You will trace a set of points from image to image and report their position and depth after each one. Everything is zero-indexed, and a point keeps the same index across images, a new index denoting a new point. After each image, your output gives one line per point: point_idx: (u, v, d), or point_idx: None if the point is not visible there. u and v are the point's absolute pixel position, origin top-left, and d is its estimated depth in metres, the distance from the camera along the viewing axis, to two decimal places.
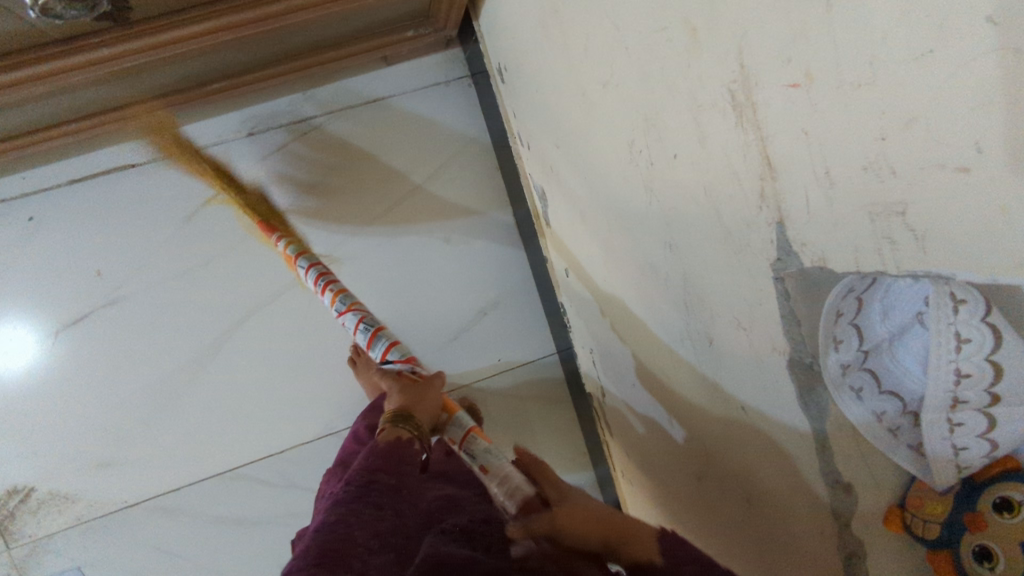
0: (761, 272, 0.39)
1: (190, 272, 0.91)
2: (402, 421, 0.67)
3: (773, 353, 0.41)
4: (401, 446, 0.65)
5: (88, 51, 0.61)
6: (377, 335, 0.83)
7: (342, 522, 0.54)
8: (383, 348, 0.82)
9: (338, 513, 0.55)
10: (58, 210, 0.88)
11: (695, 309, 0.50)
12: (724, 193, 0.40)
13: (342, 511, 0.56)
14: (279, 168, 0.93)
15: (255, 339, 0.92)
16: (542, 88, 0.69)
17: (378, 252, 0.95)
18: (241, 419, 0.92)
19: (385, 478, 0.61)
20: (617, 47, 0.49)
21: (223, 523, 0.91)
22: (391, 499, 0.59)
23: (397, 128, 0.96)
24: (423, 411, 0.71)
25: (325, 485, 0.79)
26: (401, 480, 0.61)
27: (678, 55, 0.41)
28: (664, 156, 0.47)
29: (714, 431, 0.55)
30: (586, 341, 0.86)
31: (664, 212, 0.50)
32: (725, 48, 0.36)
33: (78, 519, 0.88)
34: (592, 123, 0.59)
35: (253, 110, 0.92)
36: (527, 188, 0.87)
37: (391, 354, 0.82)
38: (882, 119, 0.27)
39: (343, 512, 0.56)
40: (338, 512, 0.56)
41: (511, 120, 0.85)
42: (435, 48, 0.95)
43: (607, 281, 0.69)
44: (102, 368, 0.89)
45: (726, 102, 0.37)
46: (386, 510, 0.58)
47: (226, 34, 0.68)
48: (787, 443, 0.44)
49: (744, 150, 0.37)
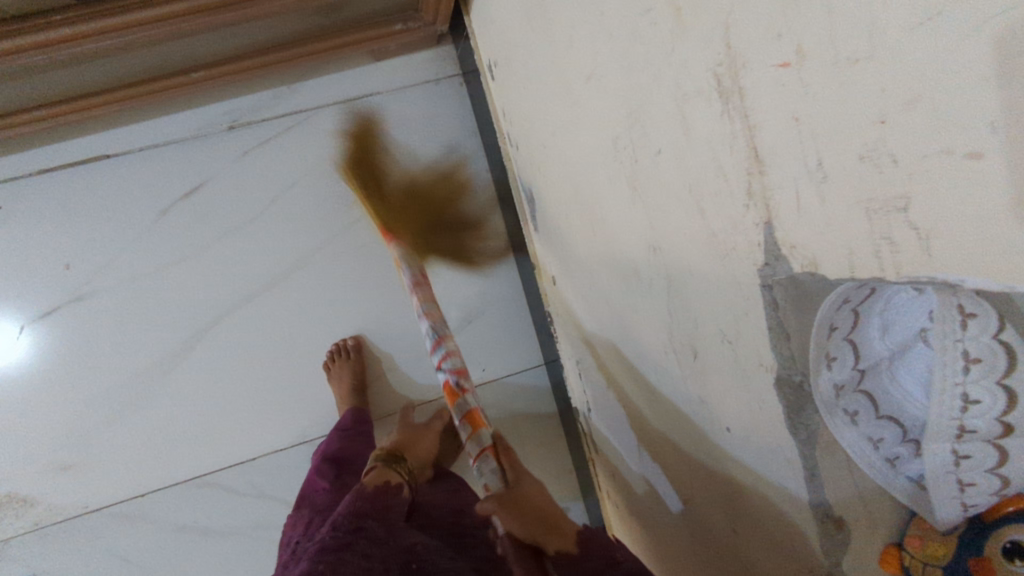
0: (748, 280, 0.36)
1: (163, 269, 0.88)
2: (394, 464, 0.71)
3: (761, 371, 0.37)
4: (389, 494, 0.67)
5: (50, 28, 0.61)
6: (439, 343, 0.73)
7: (334, 572, 0.56)
8: (439, 355, 0.71)
9: (327, 563, 0.57)
10: (29, 200, 0.85)
11: (679, 320, 0.46)
12: (710, 191, 0.37)
13: (332, 558, 0.58)
14: (261, 164, 0.90)
15: (228, 341, 0.89)
16: (529, 84, 0.65)
17: (360, 254, 0.92)
18: (210, 424, 0.88)
19: (373, 527, 0.62)
20: (600, 35, 0.45)
21: (187, 533, 0.87)
22: (378, 549, 0.60)
23: (385, 126, 0.93)
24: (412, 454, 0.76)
25: (288, 532, 0.75)
26: (389, 530, 0.63)
27: (662, 39, 0.37)
28: (648, 151, 0.43)
29: (698, 456, 0.51)
30: (572, 354, 0.82)
31: (648, 214, 0.46)
32: (710, 27, 0.32)
33: (36, 524, 0.84)
34: (576, 120, 0.55)
35: (236, 103, 0.89)
36: (516, 190, 0.83)
37: (446, 363, 0.71)
38: (882, 97, 0.23)
39: (332, 559, 0.58)
40: (328, 557, 0.58)
41: (500, 119, 0.81)
42: (427, 45, 0.92)
43: (592, 290, 0.65)
44: (68, 365, 0.86)
45: (711, 88, 0.34)
46: (373, 560, 0.59)
47: (195, 17, 0.66)
48: (774, 469, 0.40)
49: (730, 142, 0.33)
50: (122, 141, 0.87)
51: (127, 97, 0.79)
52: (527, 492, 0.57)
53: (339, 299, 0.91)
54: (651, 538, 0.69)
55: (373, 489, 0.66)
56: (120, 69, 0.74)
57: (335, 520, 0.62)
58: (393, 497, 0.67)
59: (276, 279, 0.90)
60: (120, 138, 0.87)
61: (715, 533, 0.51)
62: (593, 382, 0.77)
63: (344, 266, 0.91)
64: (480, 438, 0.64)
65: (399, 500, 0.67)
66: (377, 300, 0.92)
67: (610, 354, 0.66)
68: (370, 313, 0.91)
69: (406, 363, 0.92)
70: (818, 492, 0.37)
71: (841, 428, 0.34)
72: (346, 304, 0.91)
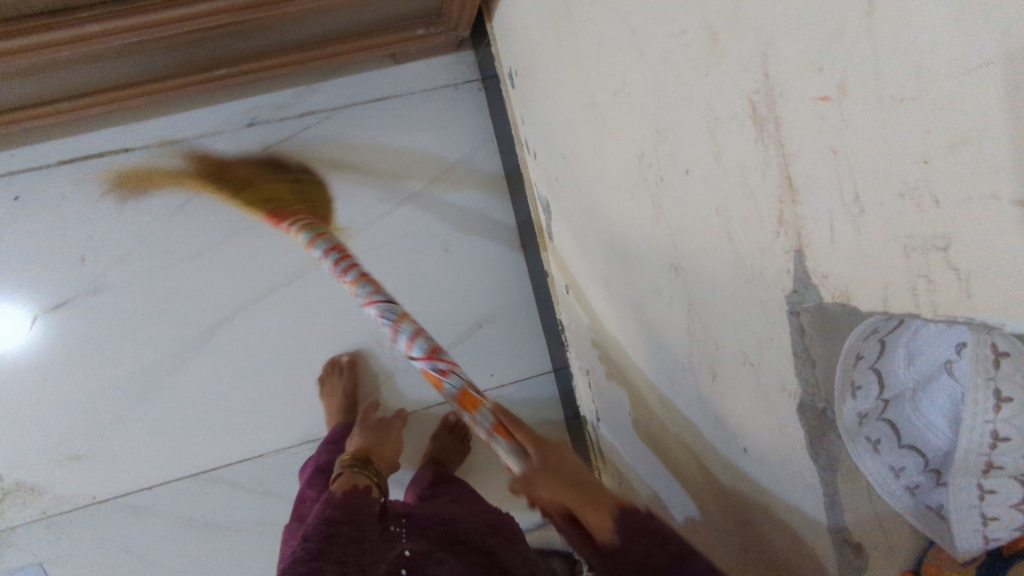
0: (773, 304, 0.36)
1: (177, 264, 0.88)
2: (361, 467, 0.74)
3: (783, 395, 0.38)
4: (359, 495, 0.69)
5: (75, 26, 0.61)
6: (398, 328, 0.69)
7: None
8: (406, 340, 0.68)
9: (302, 570, 0.58)
10: (45, 191, 0.85)
11: (698, 338, 0.46)
12: (738, 215, 0.37)
13: (307, 568, 0.59)
14: (278, 163, 0.90)
15: (239, 338, 0.89)
16: (551, 95, 0.66)
17: (373, 256, 0.92)
18: (218, 419, 0.88)
19: (345, 530, 0.64)
20: (630, 53, 0.46)
21: (191, 527, 0.88)
22: (352, 554, 0.62)
23: (402, 129, 0.93)
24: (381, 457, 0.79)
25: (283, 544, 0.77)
26: (361, 532, 0.65)
27: (695, 62, 0.37)
28: (675, 170, 0.43)
29: (711, 472, 0.52)
30: (582, 363, 0.83)
31: (671, 232, 0.46)
32: (748, 53, 0.32)
33: (43, 513, 0.85)
34: (601, 135, 0.55)
35: (255, 100, 0.89)
36: (531, 199, 0.83)
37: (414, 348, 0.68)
38: (926, 138, 0.23)
39: (308, 568, 0.59)
40: (305, 565, 0.59)
41: (518, 126, 0.82)
42: (447, 50, 0.92)
43: (608, 302, 0.65)
44: (81, 357, 0.86)
45: (746, 115, 0.34)
46: (347, 565, 0.60)
47: (222, 18, 0.67)
48: (789, 492, 0.41)
49: (762, 170, 0.34)
50: (140, 135, 0.88)
51: (151, 91, 0.79)
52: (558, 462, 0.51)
53: (351, 300, 0.91)
54: None
55: (341, 495, 0.68)
56: (146, 64, 0.74)
57: (308, 528, 0.64)
58: (363, 501, 0.69)
59: (289, 279, 0.90)
60: (139, 132, 0.88)
61: (725, 548, 0.52)
62: (604, 393, 0.77)
63: (356, 268, 0.92)
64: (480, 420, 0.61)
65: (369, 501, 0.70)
66: (388, 303, 0.92)
67: (624, 368, 0.67)
68: None
69: (415, 366, 0.93)
70: (837, 517, 0.37)
71: (863, 455, 0.34)
72: (358, 306, 0.91)
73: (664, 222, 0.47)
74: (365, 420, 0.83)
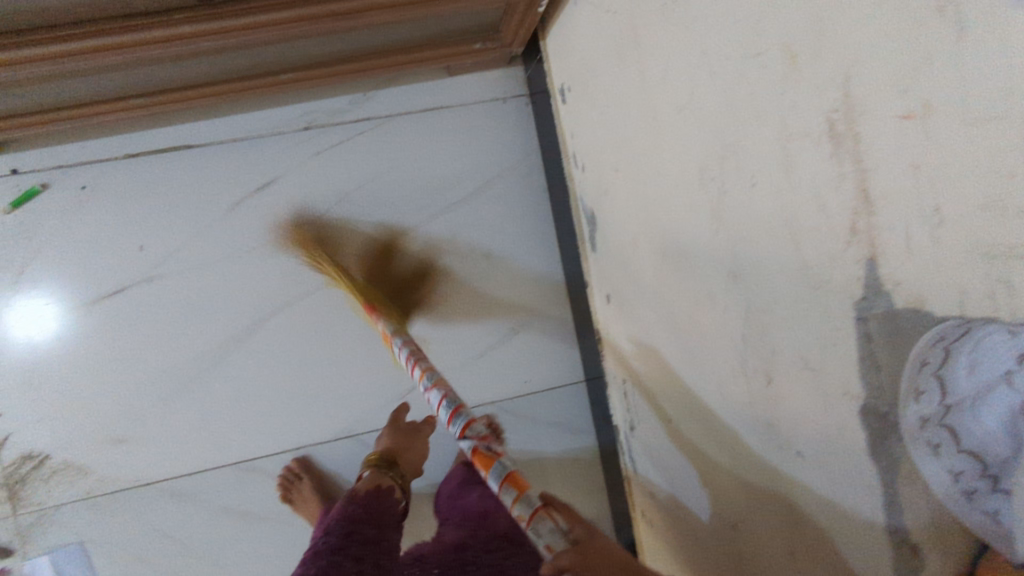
0: (840, 311, 0.38)
1: (230, 259, 0.91)
2: (387, 469, 0.76)
3: (845, 399, 0.39)
4: (382, 497, 0.70)
5: (167, 26, 0.64)
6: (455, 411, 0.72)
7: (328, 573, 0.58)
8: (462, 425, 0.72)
9: (320, 566, 0.59)
10: (110, 182, 0.89)
11: (753, 345, 0.48)
12: (807, 226, 0.39)
13: (325, 563, 0.60)
14: (330, 165, 0.93)
15: (284, 332, 0.92)
16: (607, 110, 0.69)
17: (419, 259, 0.95)
18: (260, 410, 0.91)
19: (365, 529, 0.65)
20: (698, 72, 0.48)
21: (229, 513, 0.91)
22: (370, 551, 0.63)
23: (450, 138, 0.95)
24: (408, 459, 0.80)
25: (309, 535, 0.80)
26: (381, 533, 0.66)
27: (770, 82, 0.40)
28: (740, 184, 0.46)
29: (755, 478, 0.53)
30: (618, 373, 0.84)
31: (732, 242, 0.48)
32: (828, 75, 0.35)
33: (88, 492, 0.87)
34: (662, 149, 0.57)
35: (311, 104, 0.92)
36: (575, 210, 0.86)
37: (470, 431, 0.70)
38: (1015, 155, 0.25)
39: (326, 563, 0.60)
40: (323, 561, 0.60)
41: (567, 139, 0.84)
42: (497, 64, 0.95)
43: (655, 312, 0.67)
44: (133, 344, 0.89)
45: (822, 132, 0.36)
46: (365, 562, 0.62)
47: (303, 24, 0.69)
48: (844, 494, 0.42)
49: (837, 184, 0.36)
50: (202, 133, 0.91)
51: (219, 92, 0.83)
52: (598, 544, 0.52)
53: (393, 301, 0.94)
54: (691, 558, 0.71)
55: (365, 494, 0.69)
56: (221, 66, 0.78)
57: (328, 524, 0.65)
58: (385, 502, 0.71)
59: (334, 277, 0.93)
60: (202, 130, 0.90)
61: (766, 553, 0.54)
62: (640, 400, 0.78)
63: (400, 271, 0.94)
64: (525, 496, 0.59)
65: (391, 502, 0.71)
66: (429, 307, 0.95)
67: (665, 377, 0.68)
68: (424, 317, 0.94)
69: (451, 368, 0.95)
70: (895, 517, 0.38)
71: (926, 456, 0.34)
72: (399, 307, 0.94)
73: (727, 233, 0.49)
74: (394, 422, 0.85)
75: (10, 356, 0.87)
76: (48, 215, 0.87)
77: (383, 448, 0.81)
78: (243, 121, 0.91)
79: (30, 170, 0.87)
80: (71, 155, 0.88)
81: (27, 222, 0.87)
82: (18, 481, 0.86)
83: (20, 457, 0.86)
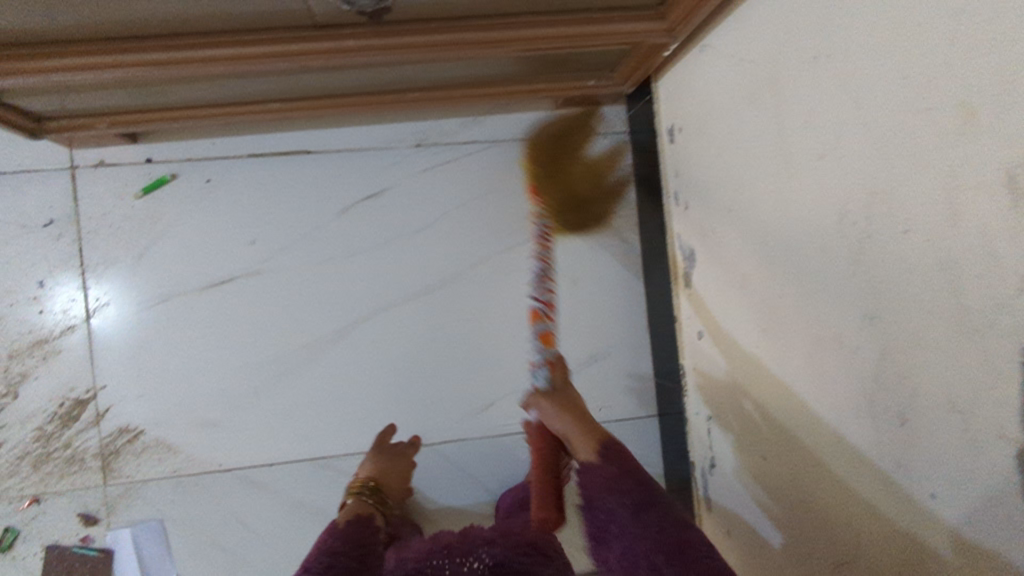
0: (1000, 355, 0.39)
1: (332, 263, 0.94)
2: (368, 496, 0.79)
3: (999, 442, 0.40)
4: (363, 522, 0.72)
5: (337, 39, 0.65)
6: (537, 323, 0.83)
7: None
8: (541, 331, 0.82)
9: None
10: (236, 177, 0.92)
11: (889, 386, 0.49)
12: (969, 272, 0.41)
13: None
14: (437, 182, 0.96)
15: (374, 336, 0.95)
16: (728, 153, 0.72)
17: (511, 279, 0.98)
18: (345, 409, 0.94)
19: (347, 559, 0.65)
20: (849, 121, 0.51)
21: (302, 509, 0.92)
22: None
23: (550, 166, 0.99)
24: (388, 484, 0.84)
25: None
26: (363, 560, 0.66)
27: (939, 136, 0.42)
28: (890, 229, 0.48)
29: (873, 519, 0.54)
30: (704, 409, 0.85)
31: (872, 284, 0.50)
32: (1012, 132, 0.37)
33: (174, 472, 0.90)
34: (795, 194, 0.60)
35: (425, 124, 0.96)
36: (671, 246, 0.89)
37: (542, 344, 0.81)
38: None
39: None
40: None
41: (669, 178, 0.87)
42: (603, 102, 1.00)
43: (766, 350, 0.68)
44: (231, 335, 0.92)
45: (998, 185, 0.39)
46: None
47: (459, 50, 0.69)
48: (981, 538, 0.43)
49: (1011, 233, 0.38)
50: (322, 141, 0.94)
51: (344, 104, 0.86)
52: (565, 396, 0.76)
53: (481, 317, 0.97)
54: None
55: (346, 522, 0.71)
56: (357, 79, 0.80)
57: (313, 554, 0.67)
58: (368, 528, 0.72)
59: (427, 289, 0.96)
60: (323, 138, 0.94)
61: None
62: (730, 437, 0.79)
63: (489, 288, 0.97)
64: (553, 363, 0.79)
65: (375, 527, 0.73)
66: (514, 326, 0.97)
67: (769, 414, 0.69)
68: (509, 336, 0.97)
69: (529, 388, 0.98)
70: None
71: None
72: (485, 324, 0.97)
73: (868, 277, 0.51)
74: (373, 448, 0.90)
75: (114, 334, 0.90)
76: (169, 204, 0.91)
77: (365, 474, 0.85)
78: (361, 133, 0.95)
79: (157, 159, 0.91)
80: (195, 150, 0.92)
81: (149, 208, 0.91)
82: (111, 452, 0.89)
83: (115, 430, 0.90)
